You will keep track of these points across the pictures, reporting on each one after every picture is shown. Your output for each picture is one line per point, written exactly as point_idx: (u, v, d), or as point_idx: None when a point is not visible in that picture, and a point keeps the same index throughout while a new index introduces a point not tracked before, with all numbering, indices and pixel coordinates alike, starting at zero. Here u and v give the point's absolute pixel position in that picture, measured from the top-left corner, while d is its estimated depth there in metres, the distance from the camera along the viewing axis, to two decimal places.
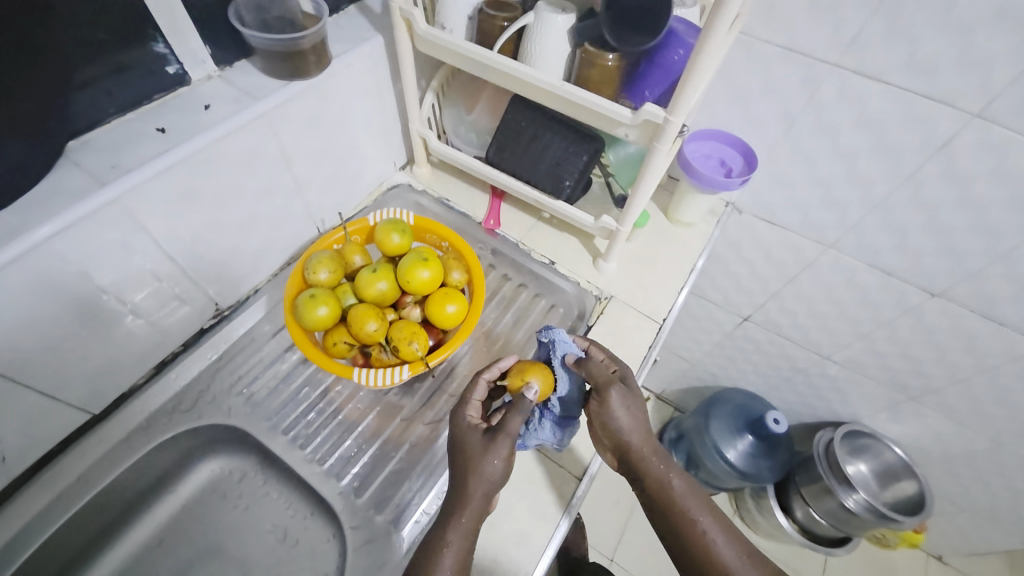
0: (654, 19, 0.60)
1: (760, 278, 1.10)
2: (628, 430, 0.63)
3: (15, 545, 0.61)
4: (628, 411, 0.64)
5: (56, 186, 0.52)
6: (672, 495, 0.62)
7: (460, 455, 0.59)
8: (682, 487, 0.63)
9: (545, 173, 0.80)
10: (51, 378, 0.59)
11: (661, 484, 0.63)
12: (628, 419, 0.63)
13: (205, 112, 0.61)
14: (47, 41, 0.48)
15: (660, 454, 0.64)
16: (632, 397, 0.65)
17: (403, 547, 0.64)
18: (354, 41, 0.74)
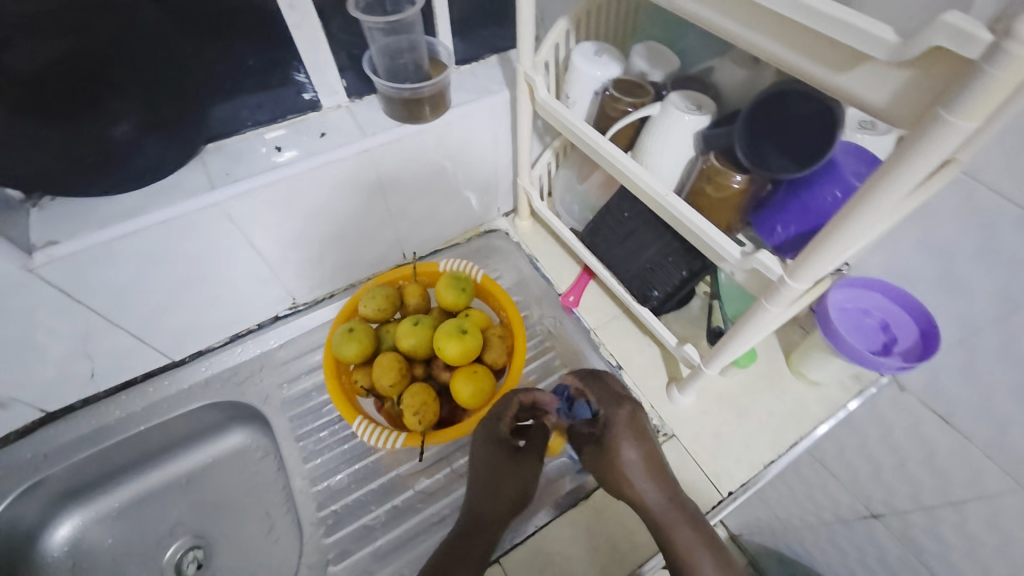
0: (812, 150, 0.47)
1: (893, 486, 0.78)
2: (635, 467, 0.63)
3: (79, 445, 0.72)
4: (635, 447, 0.64)
5: (178, 181, 0.61)
6: (671, 535, 0.60)
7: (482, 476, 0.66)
8: (673, 513, 0.61)
9: (634, 274, 0.70)
10: (143, 325, 0.69)
11: (664, 525, 0.61)
12: (635, 455, 0.64)
13: (320, 139, 0.67)
14: (195, 65, 0.57)
15: (653, 479, 0.63)
16: (628, 427, 0.65)
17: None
18: (480, 92, 0.73)
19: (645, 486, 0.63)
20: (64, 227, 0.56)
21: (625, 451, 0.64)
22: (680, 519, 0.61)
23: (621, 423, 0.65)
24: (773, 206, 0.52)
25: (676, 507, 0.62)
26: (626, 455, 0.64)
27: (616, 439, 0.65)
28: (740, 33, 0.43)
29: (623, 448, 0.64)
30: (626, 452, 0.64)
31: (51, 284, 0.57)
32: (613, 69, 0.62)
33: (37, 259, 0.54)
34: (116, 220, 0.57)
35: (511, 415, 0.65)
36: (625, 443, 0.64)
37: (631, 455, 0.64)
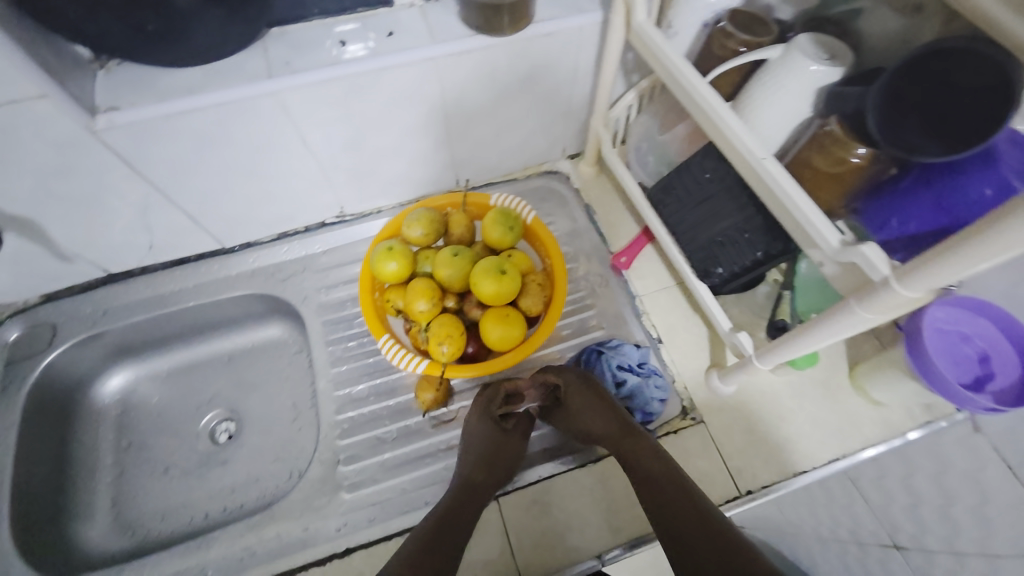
0: (984, 114, 0.36)
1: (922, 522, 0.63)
2: (589, 416, 0.62)
3: (136, 308, 0.78)
4: (583, 397, 0.63)
5: (237, 64, 0.58)
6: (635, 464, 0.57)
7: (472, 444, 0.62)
8: (636, 446, 0.58)
9: (700, 246, 0.63)
10: (198, 208, 0.70)
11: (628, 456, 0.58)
12: (586, 406, 0.63)
13: (386, 39, 0.61)
14: None
15: (604, 416, 0.62)
16: (574, 384, 0.65)
17: (393, 490, 0.67)
18: (569, 9, 0.64)
19: (602, 429, 0.61)
20: (128, 94, 0.56)
21: (575, 405, 0.63)
22: (642, 449, 0.58)
23: (572, 382, 0.65)
24: (895, 194, 0.42)
25: (639, 443, 0.58)
26: (578, 407, 0.63)
27: (566, 399, 0.64)
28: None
29: (574, 401, 0.63)
30: (576, 406, 0.63)
31: (111, 150, 0.57)
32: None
33: (98, 122, 0.54)
34: (178, 94, 0.56)
35: (500, 401, 0.64)
36: (573, 397, 0.64)
37: (581, 407, 0.63)
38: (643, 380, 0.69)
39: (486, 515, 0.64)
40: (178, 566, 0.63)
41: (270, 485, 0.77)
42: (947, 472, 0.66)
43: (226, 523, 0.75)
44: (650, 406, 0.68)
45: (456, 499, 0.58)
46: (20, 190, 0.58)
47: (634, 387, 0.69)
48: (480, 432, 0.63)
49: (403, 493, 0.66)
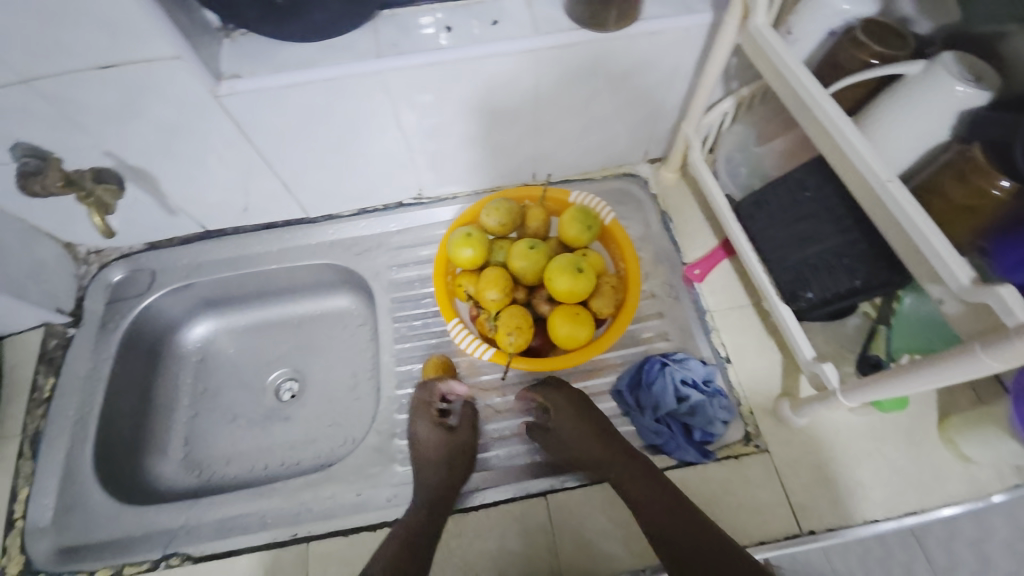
0: None
1: None
2: (583, 443, 0.63)
3: (225, 264, 0.83)
4: (578, 421, 0.64)
5: (349, 42, 0.61)
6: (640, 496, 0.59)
7: (428, 439, 0.65)
8: (643, 484, 0.59)
9: (790, 267, 0.60)
10: (292, 177, 0.74)
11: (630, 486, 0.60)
12: (580, 432, 0.63)
13: (492, 27, 0.62)
14: None
15: (603, 449, 0.62)
16: (559, 410, 0.65)
17: None
18: (679, 8, 0.62)
19: (597, 456, 0.62)
20: (250, 63, 0.59)
21: (568, 431, 0.63)
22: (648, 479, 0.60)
23: (562, 405, 0.65)
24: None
25: (642, 474, 0.60)
26: (571, 431, 0.63)
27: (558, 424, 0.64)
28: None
29: (564, 427, 0.64)
30: (569, 431, 0.63)
31: (229, 114, 0.61)
32: (866, 6, 0.50)
33: (223, 87, 0.58)
34: (294, 68, 0.59)
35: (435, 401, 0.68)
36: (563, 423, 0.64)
37: (576, 433, 0.63)
38: (707, 398, 0.67)
39: (529, 509, 0.64)
40: (243, 510, 0.67)
41: (326, 447, 0.80)
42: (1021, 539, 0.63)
43: (283, 477, 0.79)
44: (712, 426, 0.66)
45: (431, 496, 0.61)
46: (145, 144, 0.63)
47: (696, 404, 0.67)
48: (433, 428, 0.66)
49: None
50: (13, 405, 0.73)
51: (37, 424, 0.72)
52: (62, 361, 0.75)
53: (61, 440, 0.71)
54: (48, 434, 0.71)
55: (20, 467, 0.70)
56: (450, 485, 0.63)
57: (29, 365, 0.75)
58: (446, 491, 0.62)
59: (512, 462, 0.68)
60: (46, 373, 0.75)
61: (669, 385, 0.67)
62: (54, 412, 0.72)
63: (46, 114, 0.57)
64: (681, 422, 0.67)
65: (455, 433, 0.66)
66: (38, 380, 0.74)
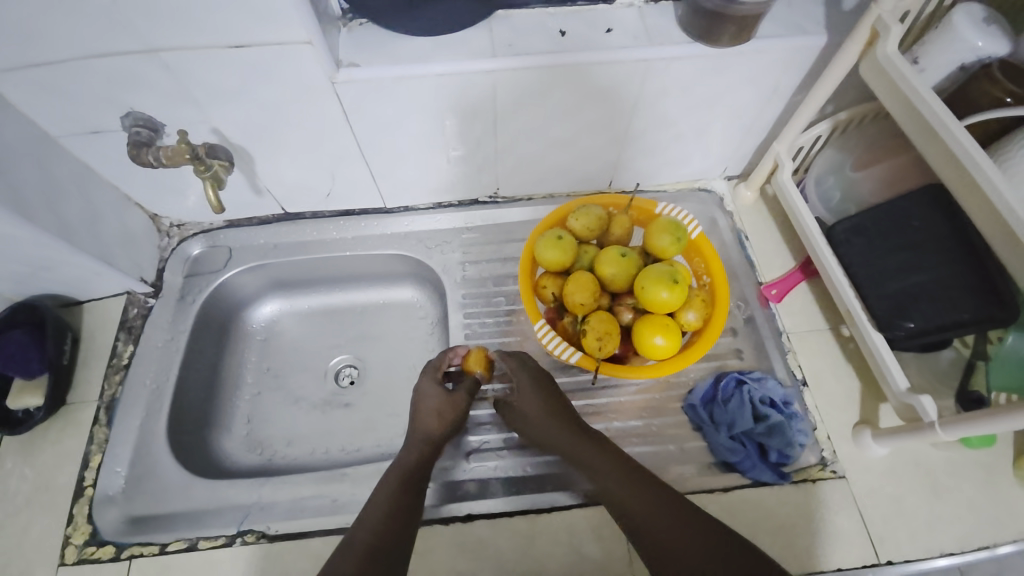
0: None
1: None
2: (540, 417, 0.65)
3: (300, 247, 0.84)
4: (539, 396, 0.66)
5: (465, 39, 0.62)
6: (600, 475, 0.59)
7: (423, 400, 0.68)
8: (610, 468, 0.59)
9: (888, 295, 0.59)
10: (380, 166, 0.75)
11: (589, 463, 0.61)
12: (540, 407, 0.65)
13: (605, 34, 0.63)
14: None
15: (566, 428, 0.64)
16: (524, 385, 0.67)
17: (510, 466, 0.69)
18: (792, 29, 0.62)
19: (556, 431, 0.64)
20: (367, 53, 0.60)
21: (525, 402, 0.66)
22: (615, 463, 0.60)
23: (525, 380, 0.67)
24: None
25: (604, 454, 0.61)
26: (537, 410, 0.65)
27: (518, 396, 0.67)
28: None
29: (530, 404, 0.66)
30: (529, 404, 0.66)
31: (339, 100, 0.62)
32: (998, 45, 0.49)
33: (340, 74, 0.59)
34: (408, 60, 0.60)
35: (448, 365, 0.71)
36: (527, 398, 0.66)
37: (534, 406, 0.65)
38: (786, 419, 0.66)
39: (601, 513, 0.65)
40: (312, 493, 0.67)
41: (385, 437, 0.81)
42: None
43: (342, 463, 0.79)
44: (790, 448, 0.65)
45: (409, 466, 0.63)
46: (252, 124, 0.64)
47: (775, 425, 0.66)
48: (430, 390, 0.69)
49: (517, 473, 0.69)
50: (91, 370, 0.74)
51: (113, 390, 0.73)
52: (140, 330, 0.76)
53: (136, 409, 0.72)
54: (124, 401, 0.72)
55: (95, 432, 0.70)
56: (435, 447, 0.65)
57: (108, 332, 0.76)
58: (430, 450, 0.65)
59: None
60: (125, 341, 0.76)
61: (747, 405, 0.67)
62: (131, 380, 0.73)
63: (169, 87, 0.58)
64: (757, 442, 0.66)
65: (452, 396, 0.68)
66: (117, 347, 0.75)
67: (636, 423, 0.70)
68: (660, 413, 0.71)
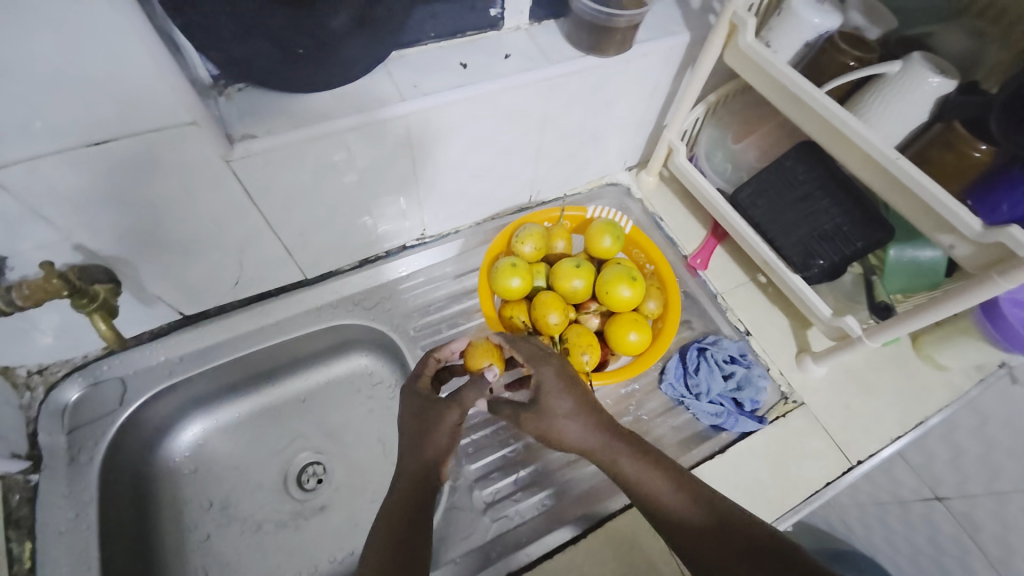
0: None
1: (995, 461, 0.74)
2: (570, 421, 0.57)
3: (214, 351, 0.72)
4: (569, 400, 0.57)
5: (368, 88, 0.58)
6: (630, 477, 0.55)
7: (415, 421, 0.57)
8: (639, 467, 0.55)
9: (797, 242, 0.69)
10: (295, 238, 0.67)
11: (618, 467, 0.56)
12: (570, 410, 0.57)
13: (504, 61, 0.63)
14: None
15: (601, 429, 0.57)
16: (552, 388, 0.57)
17: (528, 506, 0.67)
18: (661, 31, 0.69)
19: (587, 436, 0.57)
20: (260, 119, 0.53)
21: (554, 409, 0.56)
22: (641, 461, 0.55)
23: (549, 380, 0.57)
24: (1013, 180, 0.49)
25: (633, 452, 0.56)
26: (564, 413, 0.57)
27: (543, 400, 0.57)
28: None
29: (556, 407, 0.56)
30: (557, 410, 0.57)
31: (238, 179, 0.54)
32: (834, 20, 0.58)
33: (235, 151, 0.51)
34: (312, 120, 0.55)
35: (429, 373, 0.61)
36: (556, 401, 0.57)
37: (564, 412, 0.57)
38: (748, 370, 0.74)
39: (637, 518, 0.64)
40: None
41: None
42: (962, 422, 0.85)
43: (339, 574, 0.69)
44: (759, 394, 0.73)
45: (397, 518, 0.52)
46: (128, 228, 0.53)
47: (742, 378, 0.73)
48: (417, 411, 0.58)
49: (536, 511, 0.67)
50: None
51: None
52: (34, 518, 0.59)
53: None
54: None
55: None
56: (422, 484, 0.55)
57: None
58: (424, 489, 0.55)
59: (594, 478, 0.69)
60: (19, 539, 0.58)
61: (714, 369, 0.73)
62: None
63: (7, 211, 0.45)
64: (731, 397, 0.73)
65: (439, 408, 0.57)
66: (10, 551, 0.57)
67: (626, 418, 0.73)
68: (644, 402, 0.74)
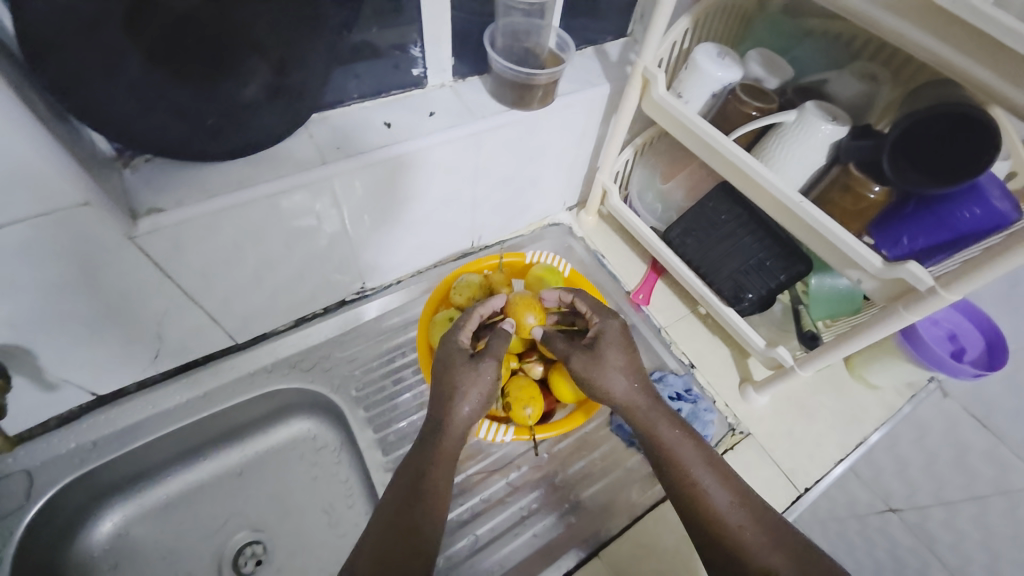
0: (955, 170, 0.49)
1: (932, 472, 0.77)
2: (621, 378, 0.59)
3: (135, 431, 0.68)
4: (624, 359, 0.60)
5: (288, 152, 0.57)
6: (664, 440, 0.57)
7: (450, 372, 0.57)
8: (675, 435, 0.57)
9: (727, 277, 0.72)
10: (219, 305, 0.64)
11: (655, 430, 0.57)
12: (624, 366, 0.59)
13: (429, 118, 0.64)
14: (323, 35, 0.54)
15: (648, 393, 0.59)
16: (612, 342, 0.61)
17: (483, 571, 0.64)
18: (583, 83, 0.72)
19: (633, 394, 0.58)
20: (170, 190, 0.51)
21: (610, 361, 0.59)
22: (677, 428, 0.58)
23: (608, 335, 0.61)
24: (905, 216, 0.53)
25: (672, 419, 0.58)
26: (617, 367, 0.59)
27: (600, 349, 0.60)
28: (899, 29, 0.48)
29: (612, 357, 0.59)
30: (611, 363, 0.59)
31: (146, 255, 0.51)
32: (734, 73, 0.62)
33: (141, 226, 0.49)
34: (226, 189, 0.53)
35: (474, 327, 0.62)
36: (612, 354, 0.60)
37: (617, 367, 0.59)
38: (694, 405, 0.74)
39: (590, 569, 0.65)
40: None
41: None
42: (905, 436, 0.88)
43: None
44: (706, 429, 0.73)
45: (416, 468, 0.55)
46: (23, 315, 0.50)
47: (689, 414, 0.73)
48: (461, 358, 0.58)
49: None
50: None
51: None
52: None
53: None
54: None
55: None
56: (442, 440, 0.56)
57: None
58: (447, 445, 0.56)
59: (548, 534, 0.67)
60: None
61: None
62: None
63: None
64: None
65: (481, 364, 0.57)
66: None
67: (580, 463, 0.73)
68: (595, 447, 0.74)
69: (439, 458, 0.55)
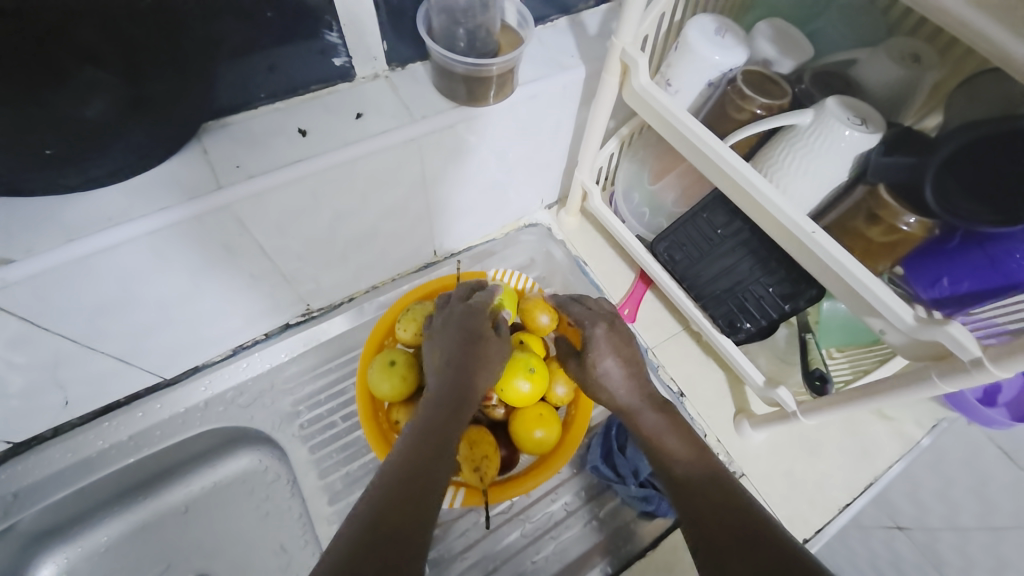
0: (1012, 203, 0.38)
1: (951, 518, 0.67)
2: (613, 382, 0.52)
3: (54, 483, 0.62)
4: (615, 358, 0.52)
5: (175, 175, 0.47)
6: (655, 440, 0.48)
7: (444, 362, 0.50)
8: (669, 431, 0.48)
9: (722, 301, 0.61)
10: (126, 346, 0.56)
11: (647, 428, 0.49)
12: (612, 367, 0.52)
13: (356, 121, 0.53)
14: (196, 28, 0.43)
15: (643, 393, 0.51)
16: (602, 341, 0.53)
17: None
18: (550, 67, 0.59)
19: (625, 396, 0.51)
20: (26, 236, 0.43)
21: (599, 363, 0.52)
22: (672, 426, 0.49)
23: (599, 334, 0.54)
24: (947, 253, 0.43)
25: (669, 420, 0.49)
26: (609, 366, 0.52)
27: (588, 351, 0.53)
28: (962, 11, 0.35)
29: (602, 356, 0.52)
30: (601, 365, 0.52)
31: (8, 312, 0.44)
32: (735, 56, 0.49)
33: None
34: (92, 230, 0.44)
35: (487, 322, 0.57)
36: (602, 354, 0.52)
37: (608, 368, 0.52)
38: None
39: None
40: None
41: None
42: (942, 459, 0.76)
43: None
44: None
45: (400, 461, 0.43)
46: None
47: None
48: (453, 349, 0.51)
49: None
50: None
51: None
52: None
53: None
54: None
55: None
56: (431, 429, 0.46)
57: None
58: (436, 440, 0.45)
59: None
60: None
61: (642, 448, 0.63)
62: None
63: None
64: None
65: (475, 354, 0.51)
66: None
67: (551, 509, 0.65)
68: (567, 489, 0.66)
69: (430, 450, 0.44)
